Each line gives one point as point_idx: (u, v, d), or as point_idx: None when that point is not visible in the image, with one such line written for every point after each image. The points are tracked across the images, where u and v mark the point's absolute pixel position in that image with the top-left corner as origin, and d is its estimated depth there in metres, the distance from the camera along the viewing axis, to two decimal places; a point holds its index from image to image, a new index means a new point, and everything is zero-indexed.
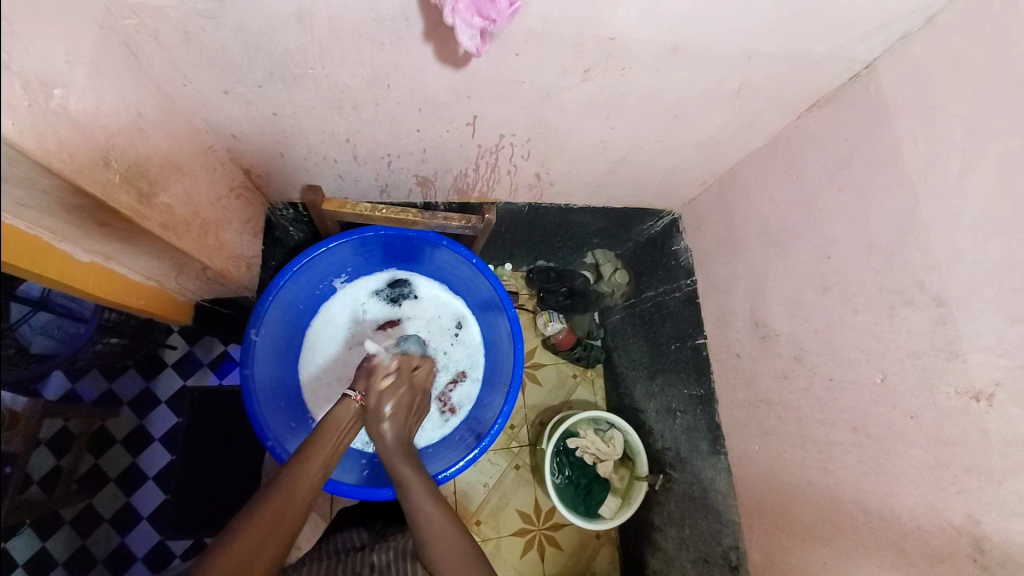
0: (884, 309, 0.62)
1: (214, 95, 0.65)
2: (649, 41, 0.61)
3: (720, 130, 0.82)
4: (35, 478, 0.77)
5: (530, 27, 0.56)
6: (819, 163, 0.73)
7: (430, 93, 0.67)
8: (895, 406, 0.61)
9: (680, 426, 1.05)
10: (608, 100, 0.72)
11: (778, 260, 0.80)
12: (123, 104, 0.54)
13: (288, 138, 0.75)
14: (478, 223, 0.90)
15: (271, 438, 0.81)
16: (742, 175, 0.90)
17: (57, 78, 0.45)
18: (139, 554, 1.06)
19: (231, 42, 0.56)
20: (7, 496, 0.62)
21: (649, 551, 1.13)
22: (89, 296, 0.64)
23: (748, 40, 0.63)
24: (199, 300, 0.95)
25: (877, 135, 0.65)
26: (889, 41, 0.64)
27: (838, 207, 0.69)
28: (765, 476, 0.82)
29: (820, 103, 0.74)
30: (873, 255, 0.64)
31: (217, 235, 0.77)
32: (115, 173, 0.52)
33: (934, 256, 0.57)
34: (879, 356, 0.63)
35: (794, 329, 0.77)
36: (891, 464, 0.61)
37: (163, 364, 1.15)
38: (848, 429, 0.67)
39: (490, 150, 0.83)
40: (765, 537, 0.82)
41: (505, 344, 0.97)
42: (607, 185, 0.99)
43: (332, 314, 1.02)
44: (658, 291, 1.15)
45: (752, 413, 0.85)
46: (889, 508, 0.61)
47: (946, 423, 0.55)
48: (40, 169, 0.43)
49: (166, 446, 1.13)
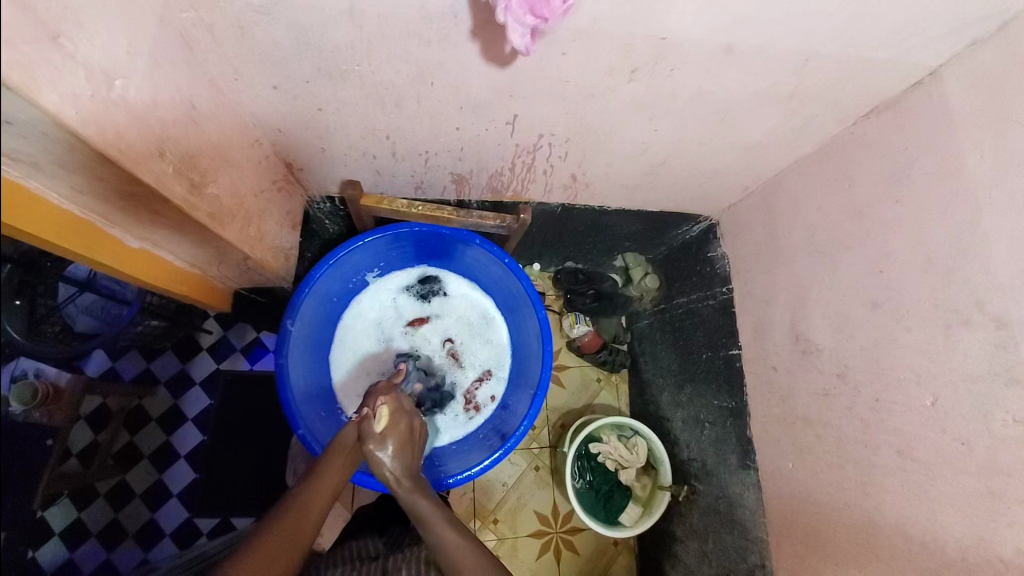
0: (938, 329, 0.59)
1: (263, 89, 0.66)
2: (702, 41, 0.59)
3: (769, 134, 0.79)
4: (75, 451, 0.81)
5: (579, 26, 0.55)
6: (874, 172, 0.70)
7: (472, 92, 0.67)
8: (946, 432, 0.58)
9: (709, 437, 1.03)
10: (654, 102, 0.70)
11: (824, 273, 0.77)
12: (178, 96, 0.55)
13: (331, 133, 0.75)
14: (512, 223, 0.89)
15: (303, 426, 0.83)
16: (788, 182, 0.87)
17: (118, 68, 0.46)
18: (168, 529, 1.10)
19: (281, 37, 0.57)
20: (49, 467, 0.64)
21: (668, 563, 1.11)
22: (140, 283, 0.66)
23: (806, 42, 0.60)
24: (237, 288, 0.98)
25: (941, 145, 0.61)
26: (959, 47, 0.60)
27: (894, 220, 0.66)
28: (798, 495, 0.79)
29: (878, 110, 0.71)
30: (930, 272, 0.61)
31: (258, 226, 0.78)
32: (168, 164, 0.54)
33: (997, 276, 0.53)
34: (930, 377, 0.60)
35: (838, 344, 0.74)
36: (937, 490, 0.58)
37: (198, 348, 1.18)
38: (893, 452, 0.64)
39: (528, 150, 0.82)
40: (794, 558, 0.79)
41: (533, 346, 0.96)
42: (644, 188, 0.97)
43: (364, 307, 1.03)
44: (690, 298, 1.12)
45: (787, 429, 0.83)
46: (932, 538, 0.58)
47: (1001, 453, 0.52)
48: (100, 158, 0.45)
49: (199, 426, 1.16)
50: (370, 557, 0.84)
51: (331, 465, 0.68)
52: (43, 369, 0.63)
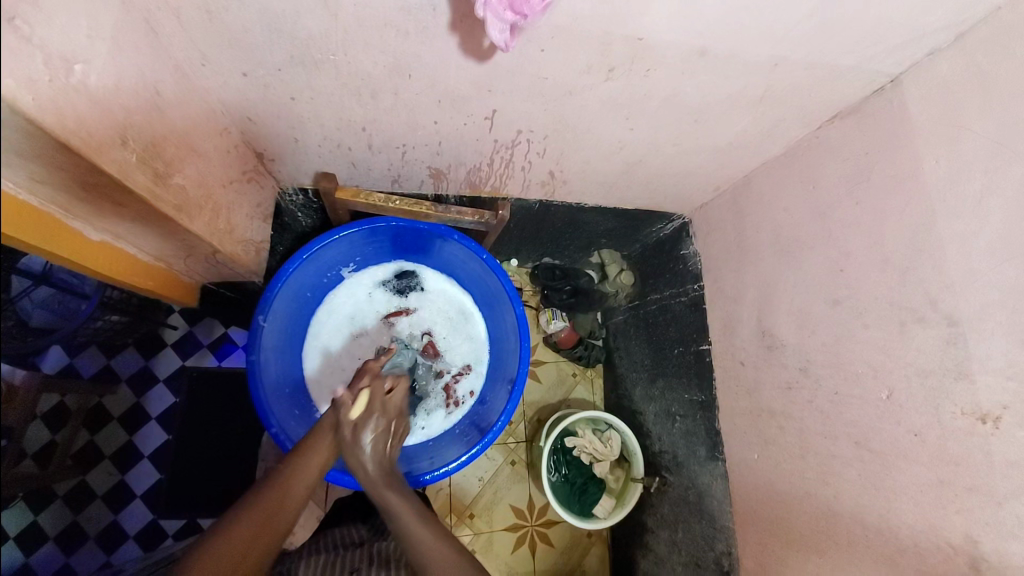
0: (895, 326, 0.62)
1: (233, 76, 0.64)
2: (677, 43, 0.60)
3: (740, 136, 0.82)
4: (30, 453, 0.74)
5: (557, 24, 0.56)
6: (837, 175, 0.73)
7: (450, 85, 0.66)
8: (900, 423, 0.61)
9: (679, 430, 1.06)
10: (630, 102, 0.71)
11: (789, 271, 0.80)
12: (142, 82, 0.53)
13: (304, 124, 0.74)
14: (491, 219, 0.90)
15: (276, 424, 0.81)
16: (756, 183, 0.90)
17: (78, 52, 0.44)
18: (132, 531, 1.09)
19: (253, 23, 0.55)
20: (4, 467, 0.61)
21: (640, 552, 1.14)
22: (101, 277, 0.63)
23: (776, 48, 0.62)
24: (206, 283, 0.95)
25: (899, 150, 0.64)
26: (917, 56, 0.63)
27: (853, 221, 0.69)
28: (763, 485, 0.82)
29: (841, 115, 0.74)
30: (886, 271, 0.64)
31: (227, 218, 0.76)
32: (131, 152, 0.52)
33: (949, 275, 0.57)
34: (886, 371, 0.63)
35: (801, 340, 0.77)
36: (891, 479, 0.61)
37: (163, 344, 1.15)
38: (851, 443, 0.67)
39: (506, 146, 0.82)
40: (759, 545, 0.82)
41: (511, 342, 0.97)
42: (619, 186, 0.98)
43: (340, 302, 1.01)
44: (663, 294, 1.15)
45: (753, 422, 0.86)
46: (886, 524, 0.61)
47: (949, 442, 0.55)
48: (59, 146, 0.43)
49: (163, 426, 1.14)
50: (353, 543, 0.84)
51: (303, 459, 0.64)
52: None
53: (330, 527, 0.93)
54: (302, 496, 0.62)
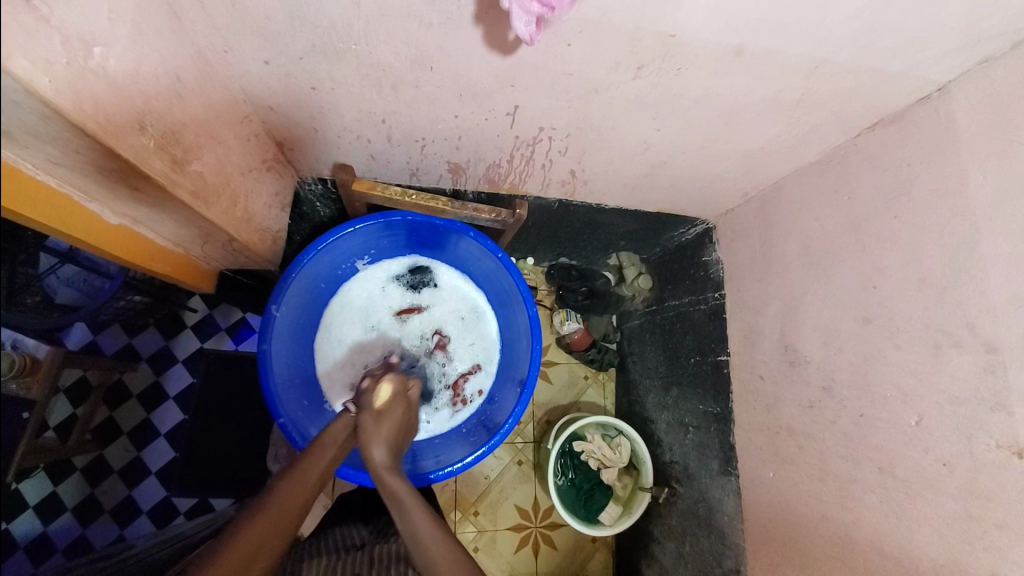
0: (929, 348, 0.59)
1: (255, 64, 0.63)
2: (711, 41, 0.57)
3: (772, 141, 0.78)
4: (53, 424, 0.80)
5: (585, 17, 0.53)
6: (874, 186, 0.69)
7: (471, 79, 0.65)
8: (928, 451, 0.58)
9: (692, 441, 1.03)
10: (658, 101, 0.69)
11: (816, 284, 0.77)
12: (163, 67, 0.53)
13: (324, 114, 0.73)
14: (508, 217, 0.88)
15: (283, 414, 0.81)
16: (787, 191, 0.86)
17: (98, 35, 0.43)
18: (145, 506, 1.08)
19: (275, 11, 0.54)
20: (26, 438, 0.63)
21: (645, 562, 1.12)
22: (118, 259, 0.64)
23: (818, 49, 0.59)
24: (222, 269, 0.96)
25: (943, 162, 0.60)
26: (969, 63, 0.59)
27: (890, 235, 0.65)
28: (777, 504, 0.80)
29: (883, 122, 0.70)
30: (923, 290, 0.60)
31: (245, 206, 0.76)
32: (149, 138, 0.52)
33: (992, 298, 0.53)
34: (916, 396, 0.60)
35: (826, 357, 0.74)
36: (916, 509, 0.58)
37: (183, 326, 1.16)
38: (874, 468, 0.64)
39: (527, 143, 0.81)
40: (769, 565, 0.80)
41: (523, 343, 0.95)
42: (642, 188, 0.95)
43: (353, 295, 1.01)
44: (682, 301, 1.12)
45: (770, 439, 0.83)
46: (908, 555, 0.58)
47: (981, 475, 0.52)
48: (74, 130, 0.42)
49: (180, 406, 1.14)
50: (353, 546, 0.82)
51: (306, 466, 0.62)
52: (21, 339, 0.61)
53: (332, 526, 0.92)
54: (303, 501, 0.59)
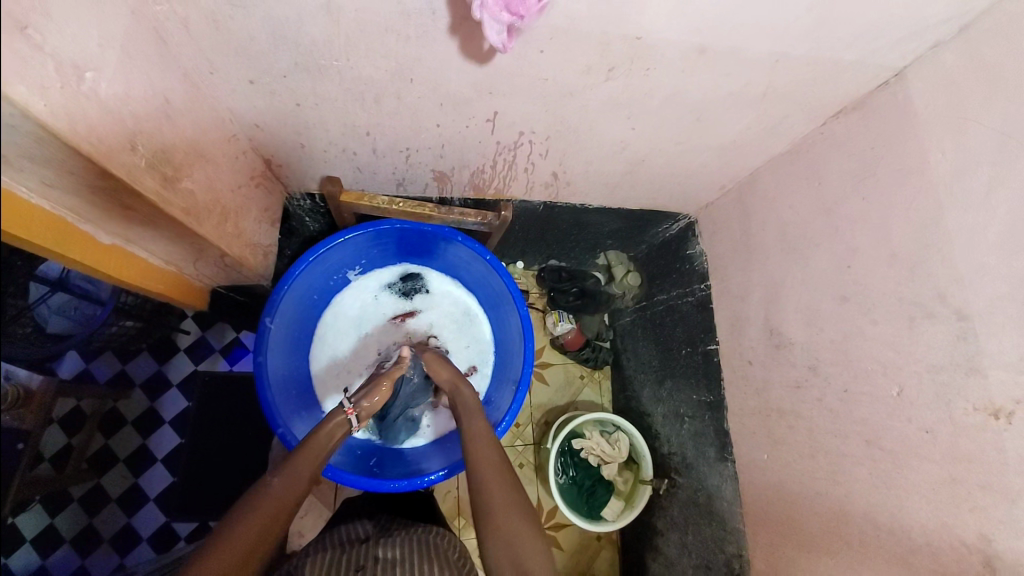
0: (903, 322, 0.61)
1: (240, 84, 0.65)
2: (676, 41, 0.60)
3: (743, 134, 0.81)
4: (47, 456, 0.79)
5: (555, 25, 0.56)
6: (842, 171, 0.72)
7: (451, 89, 0.67)
8: (910, 421, 0.60)
9: (688, 431, 1.05)
10: (630, 101, 0.72)
11: (795, 269, 0.79)
12: (151, 90, 0.54)
13: (310, 130, 0.75)
14: (493, 219, 0.90)
15: (282, 424, 0.82)
16: (762, 181, 0.89)
17: (89, 61, 0.45)
18: (145, 533, 1.08)
19: (257, 31, 0.56)
20: (22, 466, 0.63)
21: (650, 555, 1.12)
22: (113, 280, 0.64)
23: (777, 44, 0.62)
24: (214, 287, 0.96)
25: (904, 144, 0.63)
26: (921, 49, 0.62)
27: (860, 217, 0.68)
28: (773, 485, 0.81)
29: (846, 110, 0.73)
30: (895, 266, 0.63)
31: (236, 223, 0.77)
32: (141, 158, 0.53)
33: (958, 269, 0.56)
34: (895, 368, 0.62)
35: (810, 338, 0.76)
36: (903, 477, 0.60)
37: (176, 349, 1.16)
38: (861, 441, 0.66)
39: (509, 147, 0.83)
40: (769, 546, 0.81)
41: (517, 341, 0.97)
42: (623, 187, 0.98)
43: (346, 305, 1.02)
44: (671, 295, 1.14)
45: (762, 422, 0.85)
46: (898, 522, 0.60)
47: (961, 439, 0.54)
48: (70, 151, 0.44)
49: (175, 430, 1.14)
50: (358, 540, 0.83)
51: (299, 468, 0.66)
52: (14, 368, 0.61)
53: (339, 522, 0.93)
54: (297, 501, 0.63)
